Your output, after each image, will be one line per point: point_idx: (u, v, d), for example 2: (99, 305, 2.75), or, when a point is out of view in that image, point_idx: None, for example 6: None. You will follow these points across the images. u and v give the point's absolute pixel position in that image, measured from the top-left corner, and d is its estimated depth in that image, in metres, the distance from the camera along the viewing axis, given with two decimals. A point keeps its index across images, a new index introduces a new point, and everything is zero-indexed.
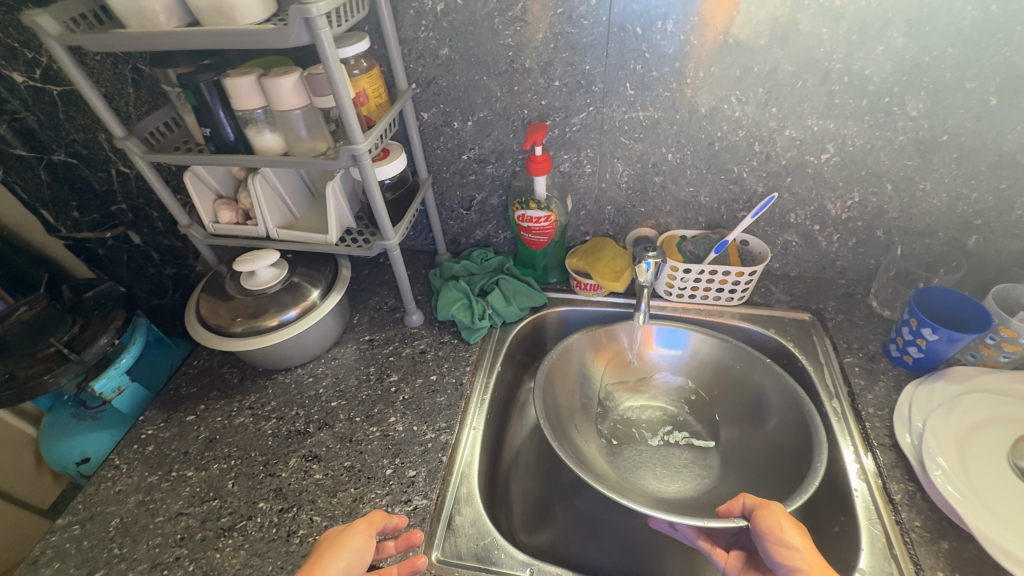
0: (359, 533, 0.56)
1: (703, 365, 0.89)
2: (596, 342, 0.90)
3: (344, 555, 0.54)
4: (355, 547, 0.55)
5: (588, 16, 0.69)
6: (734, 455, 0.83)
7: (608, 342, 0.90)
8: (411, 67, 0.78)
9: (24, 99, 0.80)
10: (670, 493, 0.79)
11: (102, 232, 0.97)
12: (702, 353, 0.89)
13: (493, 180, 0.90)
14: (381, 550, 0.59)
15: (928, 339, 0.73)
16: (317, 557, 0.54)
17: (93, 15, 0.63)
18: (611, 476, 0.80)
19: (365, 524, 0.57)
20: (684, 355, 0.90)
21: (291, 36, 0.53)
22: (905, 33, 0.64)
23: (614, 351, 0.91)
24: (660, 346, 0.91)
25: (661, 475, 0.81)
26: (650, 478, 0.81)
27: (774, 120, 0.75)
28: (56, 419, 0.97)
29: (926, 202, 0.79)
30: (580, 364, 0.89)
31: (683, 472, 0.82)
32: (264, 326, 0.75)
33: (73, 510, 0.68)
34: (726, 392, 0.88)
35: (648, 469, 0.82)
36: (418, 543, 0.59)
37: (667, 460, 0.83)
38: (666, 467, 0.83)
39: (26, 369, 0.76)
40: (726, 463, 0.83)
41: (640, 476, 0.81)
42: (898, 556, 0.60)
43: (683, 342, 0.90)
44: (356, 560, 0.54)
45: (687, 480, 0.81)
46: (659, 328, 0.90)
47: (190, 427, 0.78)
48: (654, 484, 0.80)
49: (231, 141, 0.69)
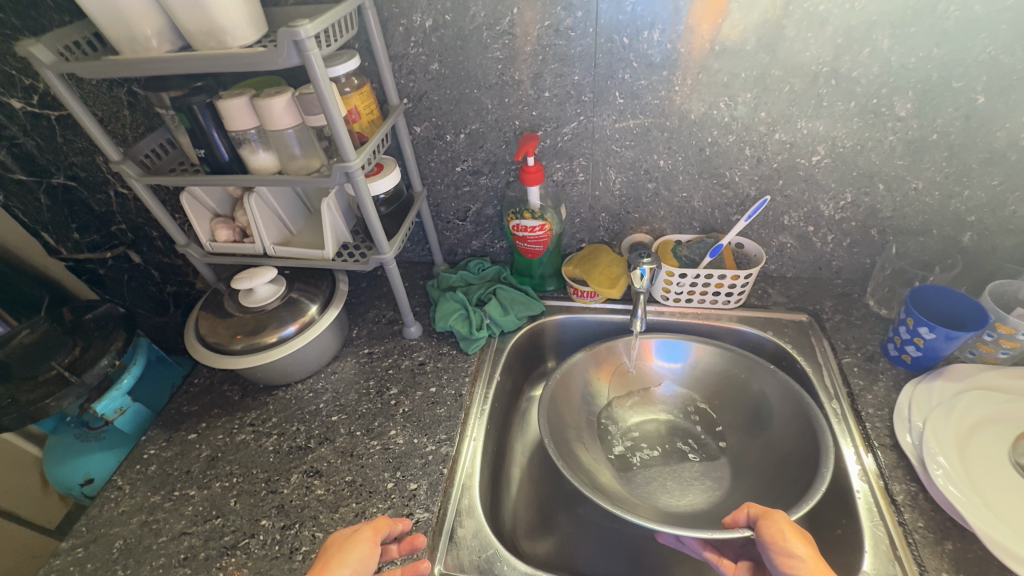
0: (365, 540, 0.57)
1: (704, 376, 0.90)
2: (599, 359, 0.90)
3: (351, 562, 0.54)
4: (361, 554, 0.55)
5: (576, 28, 0.69)
6: (742, 467, 0.82)
7: (610, 356, 0.90)
8: (402, 82, 0.79)
9: (23, 124, 0.81)
10: (680, 506, 0.79)
11: (102, 253, 0.98)
12: (703, 364, 0.89)
13: (487, 191, 0.90)
14: (384, 552, 0.60)
15: (926, 337, 0.73)
16: (323, 563, 0.54)
17: (86, 43, 0.65)
18: (620, 491, 0.80)
19: (370, 531, 0.58)
20: (685, 367, 0.90)
21: (281, 57, 0.54)
22: (891, 35, 0.65)
23: (616, 365, 0.91)
24: (661, 358, 0.91)
25: (672, 489, 0.80)
26: (660, 492, 0.80)
27: (764, 125, 0.75)
28: (59, 440, 0.98)
29: (919, 201, 0.79)
30: (583, 381, 0.89)
31: (694, 486, 0.81)
32: (263, 343, 0.76)
33: (78, 532, 0.69)
34: (726, 403, 0.88)
35: (657, 483, 0.81)
36: (420, 547, 0.59)
37: (677, 473, 0.82)
38: (676, 480, 0.82)
39: (29, 393, 0.76)
40: (737, 476, 0.82)
41: (652, 491, 0.80)
42: (903, 558, 0.60)
43: (683, 354, 0.90)
44: (362, 567, 0.54)
45: (698, 493, 0.80)
46: (658, 341, 0.90)
47: (192, 445, 0.78)
48: (664, 498, 0.79)
49: (225, 161, 0.70)
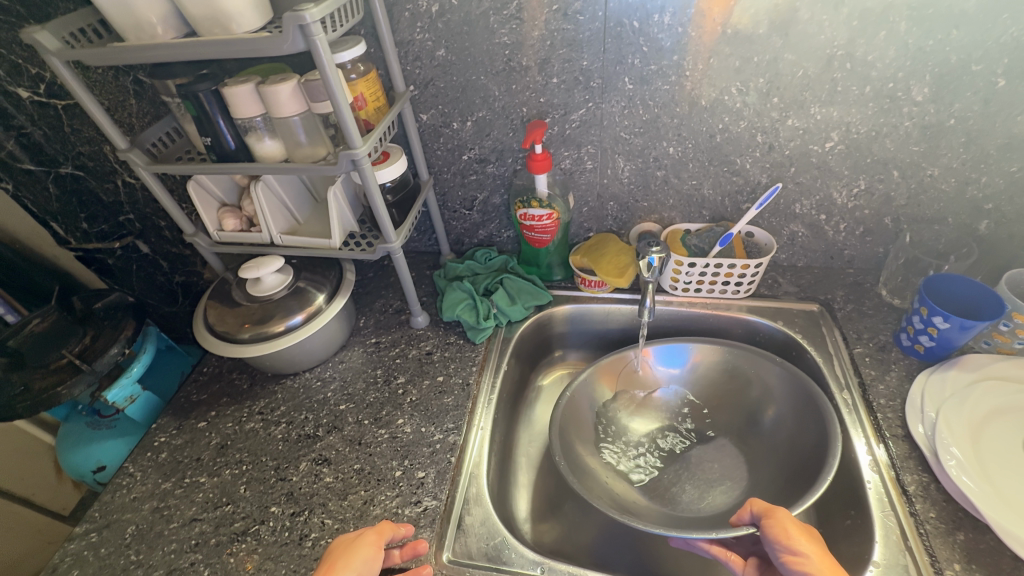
0: (369, 544, 0.57)
1: (706, 379, 0.89)
2: (604, 369, 0.88)
3: (356, 565, 0.55)
4: (365, 557, 0.56)
5: (584, 12, 0.68)
6: (755, 465, 0.82)
7: (618, 360, 0.89)
8: (408, 69, 0.78)
9: (30, 114, 0.81)
10: (703, 508, 0.78)
11: (111, 242, 0.99)
12: (703, 367, 0.88)
13: (494, 180, 0.89)
14: (388, 559, 0.60)
15: (940, 327, 0.72)
16: (330, 563, 0.56)
17: (92, 30, 0.64)
18: (636, 497, 0.79)
19: (375, 535, 0.59)
20: (690, 367, 0.89)
21: (286, 43, 0.53)
22: (908, 17, 0.63)
23: (621, 372, 0.90)
24: (667, 360, 0.90)
25: (688, 489, 0.80)
26: (680, 495, 0.79)
27: (777, 111, 0.74)
28: (72, 428, 0.99)
29: (934, 188, 0.77)
30: (590, 396, 0.88)
31: (715, 486, 0.80)
32: (270, 333, 0.76)
33: (91, 518, 0.70)
34: (731, 402, 0.88)
35: (677, 487, 0.80)
36: (423, 553, 0.60)
37: (693, 474, 0.82)
38: (695, 483, 0.81)
39: (41, 381, 0.77)
40: (752, 475, 0.81)
41: (666, 491, 0.80)
42: (913, 548, 0.59)
43: (683, 359, 0.89)
44: (366, 570, 0.56)
45: (714, 490, 0.80)
46: (664, 344, 0.89)
47: (202, 433, 0.78)
48: (680, 499, 0.79)
49: (232, 149, 0.70)
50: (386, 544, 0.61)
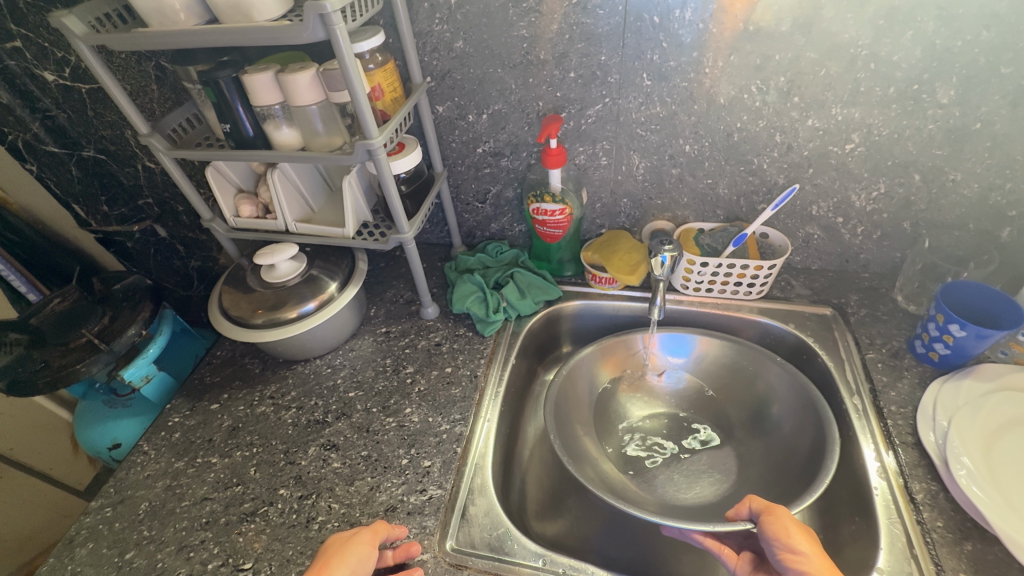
0: (364, 542, 0.58)
1: (711, 369, 0.89)
2: (607, 351, 0.89)
3: (351, 560, 0.56)
4: (360, 553, 0.57)
5: (604, 6, 0.68)
6: (750, 461, 0.81)
7: (619, 348, 0.90)
8: (426, 60, 0.78)
9: (55, 97, 0.84)
10: (689, 497, 0.78)
11: (130, 226, 1.02)
12: (711, 357, 0.88)
13: (508, 173, 0.89)
14: (381, 558, 0.60)
15: (956, 335, 0.70)
16: (324, 561, 0.57)
17: (116, 15, 0.65)
18: (629, 484, 0.79)
19: (370, 533, 0.59)
20: (691, 360, 0.90)
21: (306, 31, 0.54)
22: (935, 16, 0.62)
23: (623, 358, 0.91)
24: (671, 351, 0.90)
25: (679, 481, 0.80)
26: (667, 484, 0.79)
27: (797, 110, 0.73)
28: (90, 405, 1.01)
29: (956, 193, 0.76)
30: (590, 379, 0.88)
31: (703, 477, 0.80)
32: (284, 318, 0.77)
33: (105, 493, 0.71)
34: (733, 398, 0.87)
35: (663, 473, 0.81)
36: (416, 554, 0.60)
37: (684, 466, 0.82)
38: (685, 473, 0.81)
39: (61, 358, 0.79)
40: (747, 470, 0.81)
41: (660, 484, 0.79)
42: (919, 557, 0.59)
43: (688, 349, 0.89)
44: (360, 567, 0.56)
45: (706, 485, 0.79)
46: (666, 334, 0.89)
47: (214, 415, 0.80)
48: (671, 490, 0.79)
49: (250, 136, 0.70)
50: (381, 545, 0.61)
